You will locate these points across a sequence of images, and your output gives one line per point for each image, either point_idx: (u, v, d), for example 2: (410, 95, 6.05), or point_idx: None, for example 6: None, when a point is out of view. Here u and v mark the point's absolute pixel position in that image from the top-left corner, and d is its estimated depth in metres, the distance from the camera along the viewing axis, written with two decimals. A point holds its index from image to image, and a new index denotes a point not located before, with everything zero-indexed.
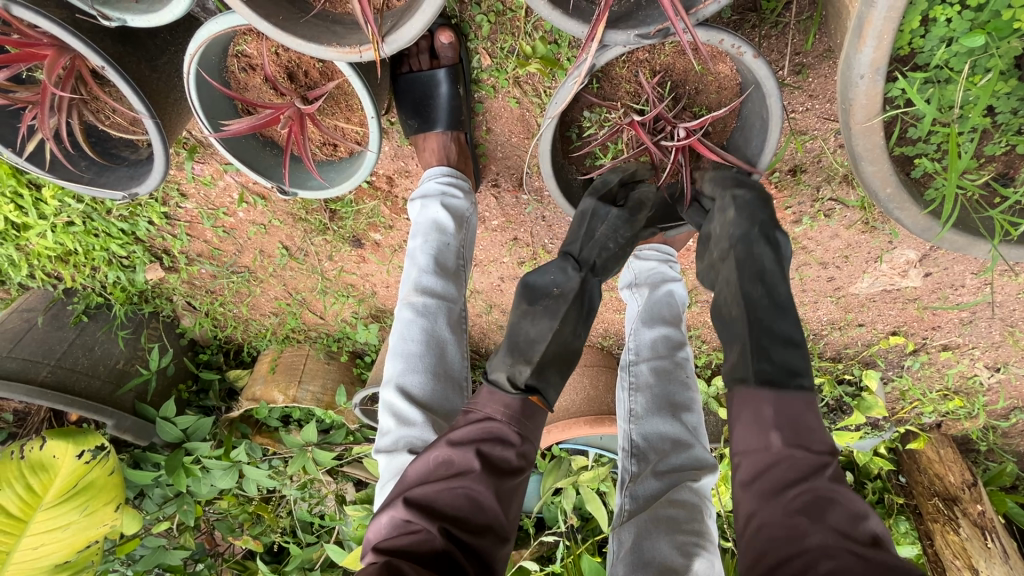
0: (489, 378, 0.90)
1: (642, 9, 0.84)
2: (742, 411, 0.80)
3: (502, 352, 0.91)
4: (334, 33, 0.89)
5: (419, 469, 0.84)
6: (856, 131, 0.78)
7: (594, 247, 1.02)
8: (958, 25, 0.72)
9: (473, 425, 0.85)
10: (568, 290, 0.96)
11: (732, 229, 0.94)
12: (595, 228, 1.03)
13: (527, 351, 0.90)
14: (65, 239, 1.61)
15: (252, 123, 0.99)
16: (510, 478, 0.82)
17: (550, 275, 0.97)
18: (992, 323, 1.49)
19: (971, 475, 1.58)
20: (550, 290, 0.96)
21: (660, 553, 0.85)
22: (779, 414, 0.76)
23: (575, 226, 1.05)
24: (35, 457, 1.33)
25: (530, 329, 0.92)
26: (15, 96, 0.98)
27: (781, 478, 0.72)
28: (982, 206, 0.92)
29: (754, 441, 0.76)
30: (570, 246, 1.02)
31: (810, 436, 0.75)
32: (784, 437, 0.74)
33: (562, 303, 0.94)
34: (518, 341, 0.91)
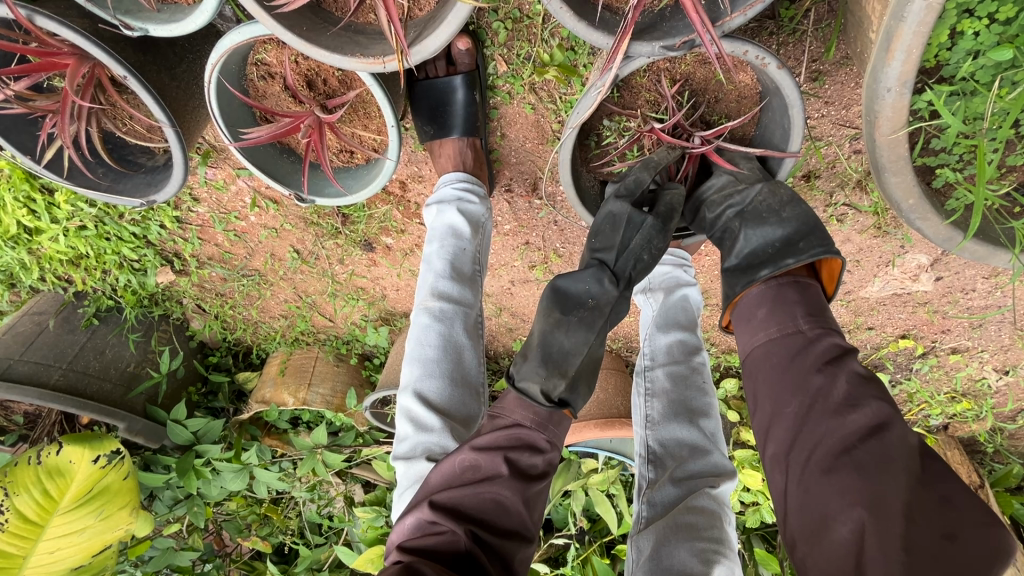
0: (517, 386, 0.90)
1: (667, 20, 0.85)
2: (767, 304, 0.88)
3: (535, 362, 0.90)
4: (357, 44, 0.89)
5: (443, 473, 0.84)
6: (881, 143, 0.79)
7: (629, 259, 0.99)
8: (986, 39, 0.72)
9: (500, 429, 0.85)
10: (604, 302, 0.95)
11: (757, 172, 1.05)
12: (630, 238, 1.00)
13: (564, 362, 0.91)
14: (77, 243, 1.61)
15: (273, 132, 0.99)
16: (533, 483, 0.83)
17: (583, 284, 0.96)
18: (1001, 327, 1.49)
19: (979, 477, 1.58)
20: (584, 301, 0.95)
21: (680, 560, 0.85)
22: (802, 304, 0.85)
23: (609, 230, 1.02)
24: (51, 462, 1.34)
25: (566, 340, 0.92)
26: (36, 104, 0.99)
27: (816, 357, 0.77)
28: (1002, 216, 0.92)
29: (784, 327, 0.83)
30: (606, 255, 1.00)
31: (831, 320, 0.84)
32: (813, 322, 0.82)
33: (596, 316, 0.94)
34: (553, 352, 0.91)
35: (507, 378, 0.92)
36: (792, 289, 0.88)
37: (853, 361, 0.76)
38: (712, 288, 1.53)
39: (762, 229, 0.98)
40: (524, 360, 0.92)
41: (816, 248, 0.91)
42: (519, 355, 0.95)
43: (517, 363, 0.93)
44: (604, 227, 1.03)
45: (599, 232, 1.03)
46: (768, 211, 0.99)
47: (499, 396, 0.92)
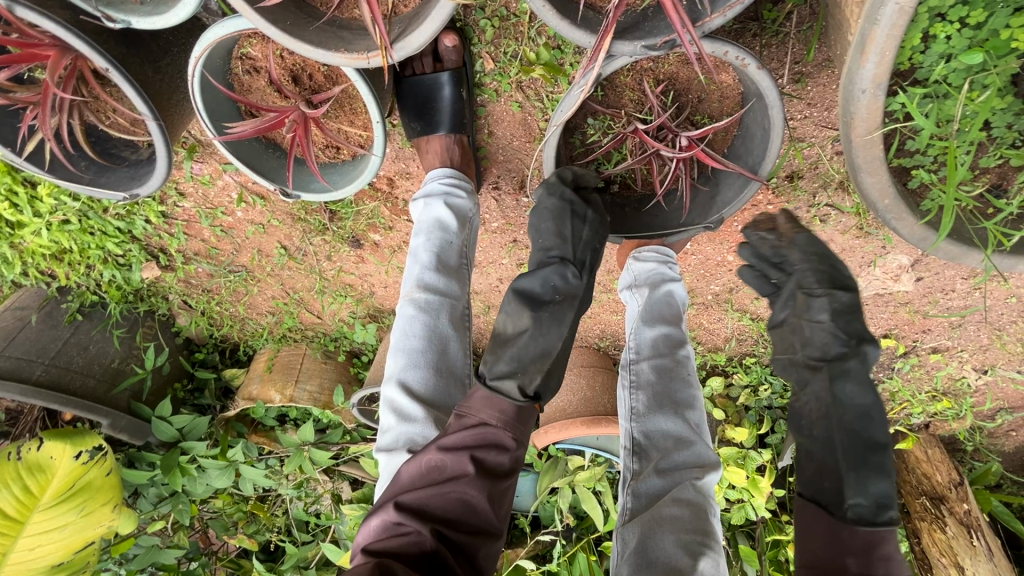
0: (489, 383, 0.88)
1: (649, 21, 0.86)
2: (817, 530, 0.87)
3: (509, 360, 0.89)
4: (341, 39, 0.89)
5: (410, 473, 0.85)
6: (857, 144, 0.80)
7: (586, 249, 1.02)
8: (958, 42, 0.74)
9: (466, 429, 0.85)
10: (570, 296, 0.97)
11: (827, 338, 0.99)
12: (580, 229, 1.02)
13: (543, 356, 0.91)
14: (60, 237, 1.59)
15: (257, 127, 0.99)
16: (501, 481, 0.83)
17: (547, 280, 0.97)
18: (980, 327, 1.52)
19: (958, 475, 1.62)
20: (551, 296, 0.96)
21: (666, 553, 0.88)
22: (854, 537, 0.83)
23: (555, 223, 1.02)
24: (32, 458, 1.33)
25: (540, 334, 0.92)
26: (16, 95, 0.98)
27: None
28: (976, 217, 0.94)
29: (831, 564, 0.82)
30: (562, 250, 1.00)
31: (884, 566, 0.80)
32: (861, 564, 0.80)
33: (567, 309, 0.96)
34: (529, 349, 0.90)
35: (478, 377, 0.90)
36: (840, 518, 0.85)
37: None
38: (698, 287, 1.54)
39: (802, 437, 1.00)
40: (493, 357, 0.91)
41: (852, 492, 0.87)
42: (489, 351, 0.93)
43: (486, 360, 0.91)
44: (550, 223, 1.03)
45: (541, 223, 1.04)
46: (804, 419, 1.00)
47: (469, 393, 0.91)
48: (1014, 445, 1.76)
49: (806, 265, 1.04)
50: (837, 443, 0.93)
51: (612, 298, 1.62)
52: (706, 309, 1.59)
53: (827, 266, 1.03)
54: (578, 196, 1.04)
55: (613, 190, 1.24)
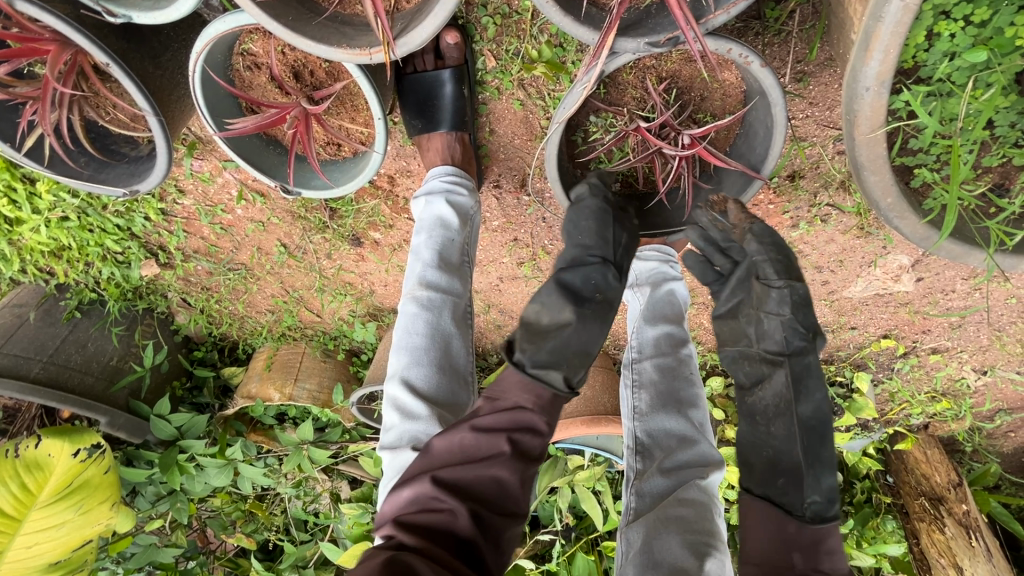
0: (530, 371, 0.87)
1: (652, 17, 0.85)
2: (762, 524, 0.85)
3: (552, 351, 0.90)
4: (342, 35, 0.89)
5: (440, 450, 0.83)
6: (860, 142, 0.80)
7: (622, 252, 1.05)
8: (962, 40, 0.74)
9: (500, 411, 0.85)
10: (609, 296, 1.00)
11: (789, 335, 0.94)
12: (619, 234, 1.04)
13: (585, 352, 0.94)
14: (59, 234, 1.59)
15: (257, 123, 0.98)
16: (533, 465, 0.83)
17: (589, 278, 0.99)
18: (979, 328, 1.52)
19: (956, 475, 1.61)
20: (594, 294, 0.98)
21: (672, 554, 0.86)
22: (802, 532, 0.82)
23: (595, 224, 1.03)
24: (29, 456, 1.32)
25: (585, 330, 0.94)
26: (16, 90, 0.97)
27: None
28: (978, 216, 0.94)
29: (777, 559, 0.80)
30: (602, 250, 1.02)
31: (829, 560, 0.79)
32: (806, 560, 0.79)
33: (609, 308, 0.99)
34: (575, 343, 0.92)
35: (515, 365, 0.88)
36: (790, 511, 0.84)
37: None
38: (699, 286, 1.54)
39: (756, 433, 0.96)
40: (532, 346, 0.90)
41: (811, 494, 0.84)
42: (522, 339, 0.91)
43: (523, 347, 0.89)
44: (589, 224, 1.03)
45: (578, 225, 1.03)
46: (762, 416, 0.96)
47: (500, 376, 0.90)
48: (1013, 446, 1.76)
49: (762, 252, 0.97)
50: (800, 442, 0.89)
51: None
52: (706, 308, 1.59)
53: (785, 257, 0.97)
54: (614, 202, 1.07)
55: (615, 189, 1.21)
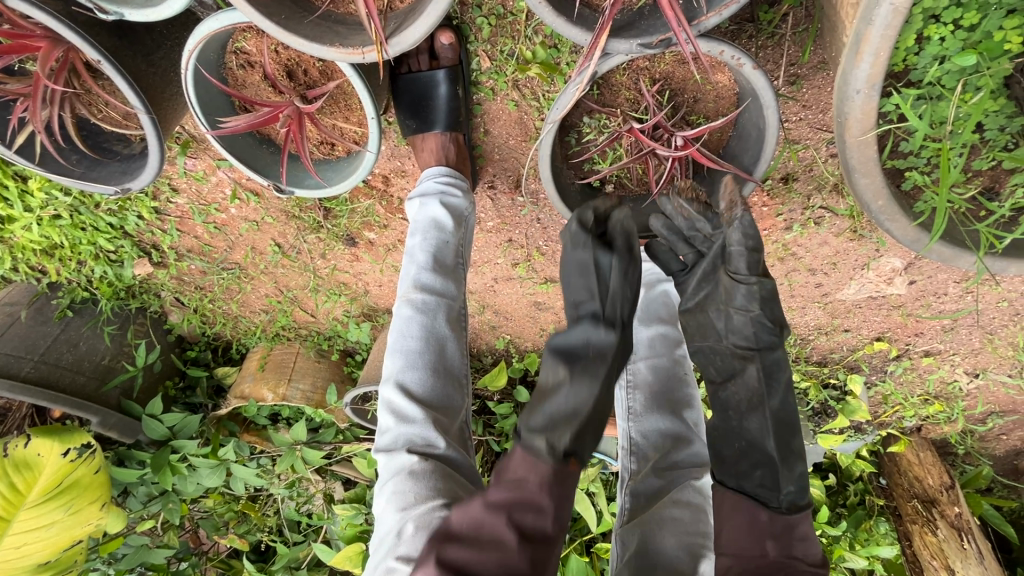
0: (523, 440, 0.72)
1: (645, 19, 0.85)
2: (736, 513, 0.85)
3: (539, 415, 0.72)
4: (335, 34, 0.89)
5: (448, 527, 0.73)
6: (851, 144, 0.80)
7: (619, 302, 0.82)
8: (951, 44, 0.74)
9: (509, 488, 0.70)
10: (608, 351, 0.77)
11: (757, 330, 0.94)
12: (609, 278, 0.83)
13: (575, 417, 0.72)
14: (51, 232, 1.58)
15: (250, 122, 0.98)
16: (545, 548, 0.69)
17: (579, 333, 0.78)
18: (972, 331, 1.52)
19: (949, 478, 1.62)
20: (585, 351, 0.77)
21: (670, 555, 0.89)
22: (774, 521, 0.82)
23: (579, 279, 0.84)
24: (19, 455, 1.30)
25: (574, 391, 0.73)
26: (7, 87, 0.97)
27: None
28: (969, 219, 0.94)
29: (751, 548, 0.81)
30: (591, 302, 0.81)
31: (802, 545, 0.81)
32: (779, 547, 0.80)
33: (605, 366, 0.75)
34: (562, 408, 0.72)
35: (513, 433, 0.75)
36: (762, 499, 0.85)
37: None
38: None
39: (728, 428, 0.94)
40: (528, 411, 0.74)
41: (787, 486, 0.84)
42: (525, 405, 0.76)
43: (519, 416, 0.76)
44: (574, 277, 0.85)
45: (574, 279, 0.84)
46: (733, 409, 0.94)
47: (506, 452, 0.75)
48: (1005, 449, 1.77)
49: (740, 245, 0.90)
50: (775, 436, 0.88)
51: None
52: None
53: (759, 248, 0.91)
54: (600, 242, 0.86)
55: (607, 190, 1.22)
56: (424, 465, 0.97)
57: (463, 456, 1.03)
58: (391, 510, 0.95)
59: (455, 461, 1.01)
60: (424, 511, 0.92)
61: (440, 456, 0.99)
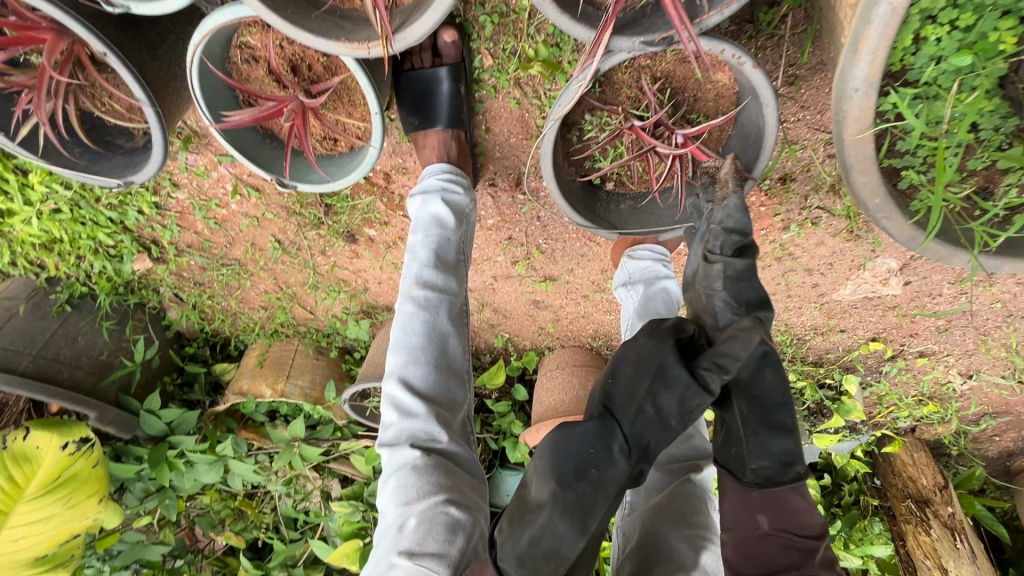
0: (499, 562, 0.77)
1: (648, 17, 0.87)
2: (730, 491, 0.87)
3: (518, 543, 0.75)
4: (341, 29, 0.89)
5: None
6: (848, 143, 0.82)
7: (650, 425, 0.80)
8: (947, 45, 0.76)
9: None
10: (609, 479, 0.76)
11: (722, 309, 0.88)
12: (659, 395, 0.80)
13: (556, 555, 0.74)
14: (51, 226, 1.58)
15: (255, 115, 0.99)
16: None
17: (589, 447, 0.77)
18: (966, 332, 1.54)
19: (943, 479, 1.64)
20: (586, 471, 0.75)
21: (672, 547, 0.89)
22: (764, 497, 0.83)
23: (633, 377, 0.83)
24: (17, 448, 1.30)
25: (561, 524, 0.74)
26: (12, 79, 0.97)
27: (774, 559, 0.79)
28: (963, 218, 0.96)
29: (744, 520, 0.84)
30: (625, 412, 0.80)
31: (796, 518, 0.82)
32: (772, 522, 0.81)
33: (602, 500, 0.75)
34: (544, 539, 0.74)
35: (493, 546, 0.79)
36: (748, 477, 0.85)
37: (807, 569, 0.77)
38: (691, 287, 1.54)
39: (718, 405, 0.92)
40: (510, 533, 0.76)
41: (758, 463, 0.84)
42: (511, 517, 0.79)
43: (504, 526, 0.79)
44: (627, 370, 0.84)
45: (624, 377, 0.84)
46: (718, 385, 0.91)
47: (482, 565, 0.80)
48: (997, 450, 1.79)
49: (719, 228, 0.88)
50: (745, 416, 0.85)
51: (606, 299, 1.61)
52: None
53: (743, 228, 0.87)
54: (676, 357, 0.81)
55: (608, 188, 1.23)
56: (426, 460, 0.97)
57: (465, 451, 1.04)
58: (394, 504, 0.95)
59: (457, 456, 1.01)
60: (427, 504, 0.93)
61: (443, 451, 1.00)
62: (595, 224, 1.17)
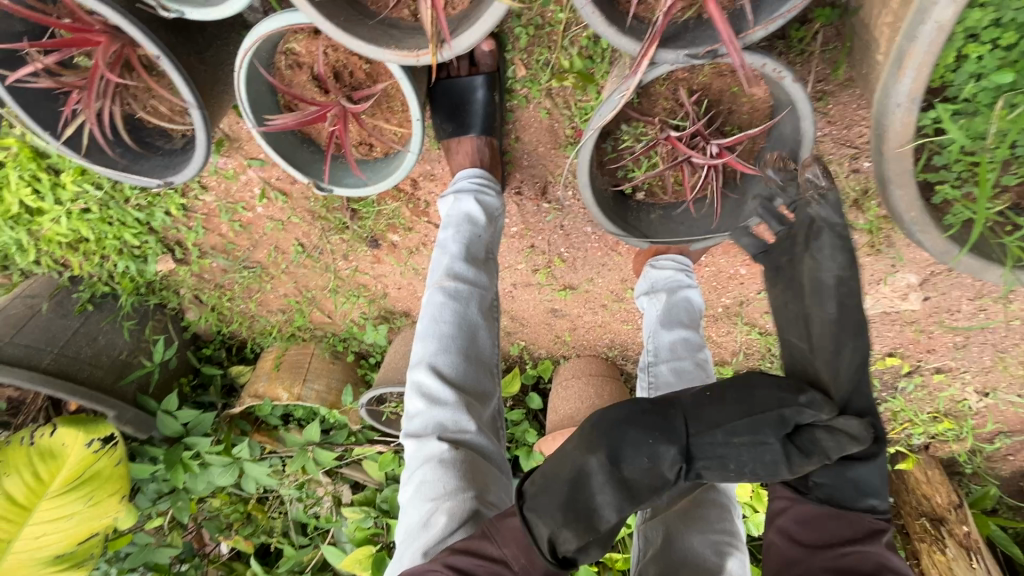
0: (525, 514, 0.76)
1: (691, 31, 0.89)
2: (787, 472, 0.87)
3: (556, 500, 0.73)
4: (391, 37, 0.92)
5: None
6: (888, 156, 0.84)
7: (712, 453, 0.75)
8: (988, 62, 0.78)
9: None
10: (660, 471, 0.73)
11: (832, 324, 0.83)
12: (739, 437, 0.74)
13: (588, 520, 0.72)
14: (79, 226, 1.60)
15: (299, 119, 1.01)
16: None
17: (650, 437, 0.74)
18: (984, 349, 1.54)
19: (958, 497, 1.62)
20: (642, 455, 0.72)
21: (696, 550, 0.92)
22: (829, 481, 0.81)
23: (731, 410, 0.76)
24: (44, 444, 1.33)
25: (602, 492, 0.72)
26: (64, 80, 1.00)
27: (836, 530, 0.78)
28: (996, 233, 0.97)
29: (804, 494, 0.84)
30: (699, 431, 0.75)
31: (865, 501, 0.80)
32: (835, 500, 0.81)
33: (647, 489, 0.73)
34: (580, 500, 0.73)
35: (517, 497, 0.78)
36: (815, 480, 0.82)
37: (868, 544, 0.75)
38: (711, 297, 1.56)
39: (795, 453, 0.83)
40: (543, 486, 0.75)
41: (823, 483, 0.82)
42: (541, 472, 0.78)
43: (533, 479, 0.78)
44: (729, 398, 0.77)
45: (720, 400, 0.77)
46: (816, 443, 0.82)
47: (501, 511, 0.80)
48: (1011, 470, 1.78)
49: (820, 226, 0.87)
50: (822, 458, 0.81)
51: (625, 309, 1.61)
52: (717, 320, 1.60)
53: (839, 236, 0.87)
54: (782, 419, 0.73)
55: (639, 197, 1.24)
56: (454, 452, 0.97)
57: (493, 445, 1.04)
58: (419, 500, 0.95)
59: (484, 449, 1.01)
60: (455, 502, 0.92)
61: (470, 443, 1.00)
62: (627, 232, 1.17)
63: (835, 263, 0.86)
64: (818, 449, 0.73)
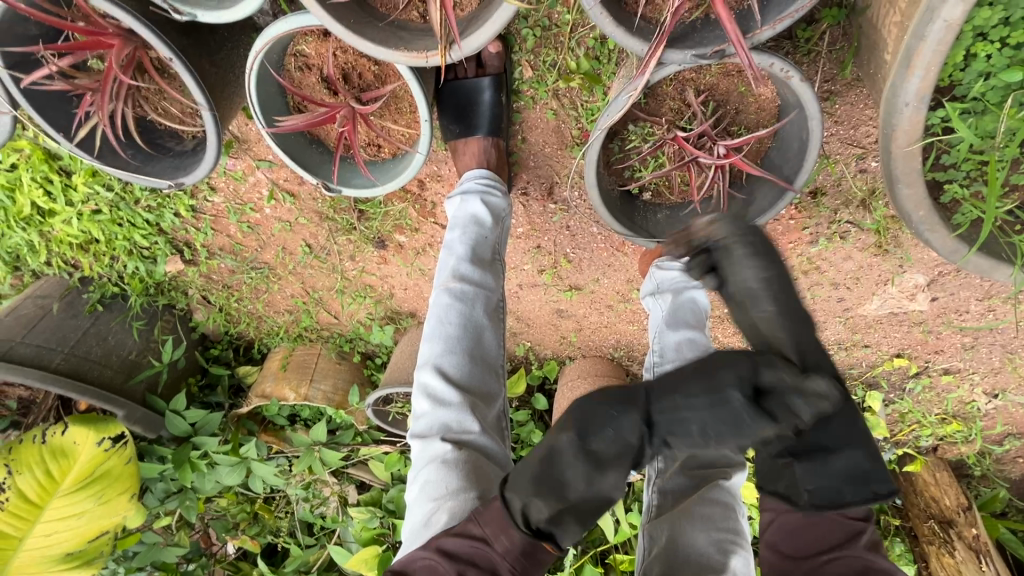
0: (505, 495, 0.78)
1: (699, 31, 0.89)
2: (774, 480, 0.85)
3: (527, 476, 0.73)
4: (400, 39, 0.92)
5: None
6: (896, 155, 0.84)
7: (671, 419, 0.68)
8: (997, 61, 0.78)
9: None
10: (625, 441, 0.68)
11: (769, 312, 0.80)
12: (697, 398, 0.66)
13: (558, 494, 0.71)
14: (90, 227, 1.62)
15: (309, 120, 1.02)
16: None
17: (613, 408, 0.69)
18: (993, 350, 1.53)
19: (966, 499, 1.61)
20: (604, 426, 0.69)
21: (698, 548, 0.92)
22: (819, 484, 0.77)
23: (690, 375, 0.68)
24: (56, 442, 1.35)
25: (571, 466, 0.70)
26: (77, 82, 1.01)
27: (823, 538, 0.80)
28: (1005, 232, 0.96)
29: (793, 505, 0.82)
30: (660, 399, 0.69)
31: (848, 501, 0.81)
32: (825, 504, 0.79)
33: (614, 460, 0.69)
34: (550, 475, 0.71)
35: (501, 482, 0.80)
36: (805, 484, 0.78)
37: (850, 550, 0.78)
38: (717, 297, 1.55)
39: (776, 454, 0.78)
40: (521, 465, 0.76)
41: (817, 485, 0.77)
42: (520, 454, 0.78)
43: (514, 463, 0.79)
44: (691, 366, 0.70)
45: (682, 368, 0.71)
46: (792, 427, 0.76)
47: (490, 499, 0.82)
48: (1020, 472, 1.76)
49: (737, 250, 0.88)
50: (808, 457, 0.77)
51: (630, 309, 1.61)
52: (724, 321, 1.60)
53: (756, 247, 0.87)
54: (745, 378, 0.65)
55: (645, 198, 1.25)
56: (458, 453, 0.98)
57: (498, 445, 1.04)
58: (423, 499, 0.96)
59: (489, 449, 1.02)
60: (457, 502, 0.93)
61: (474, 443, 1.00)
62: (634, 232, 1.17)
63: (749, 269, 0.85)
64: (787, 409, 0.64)
